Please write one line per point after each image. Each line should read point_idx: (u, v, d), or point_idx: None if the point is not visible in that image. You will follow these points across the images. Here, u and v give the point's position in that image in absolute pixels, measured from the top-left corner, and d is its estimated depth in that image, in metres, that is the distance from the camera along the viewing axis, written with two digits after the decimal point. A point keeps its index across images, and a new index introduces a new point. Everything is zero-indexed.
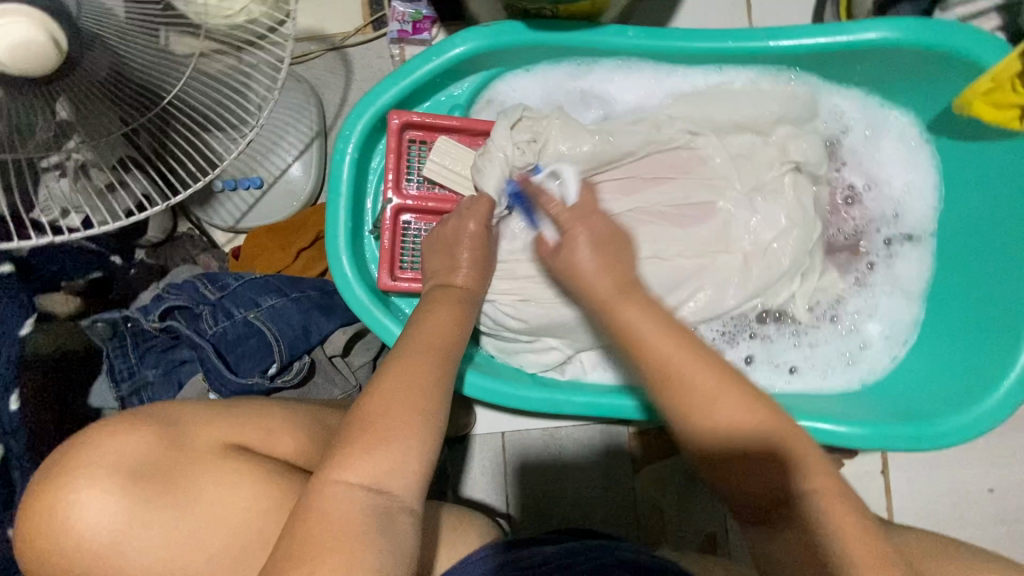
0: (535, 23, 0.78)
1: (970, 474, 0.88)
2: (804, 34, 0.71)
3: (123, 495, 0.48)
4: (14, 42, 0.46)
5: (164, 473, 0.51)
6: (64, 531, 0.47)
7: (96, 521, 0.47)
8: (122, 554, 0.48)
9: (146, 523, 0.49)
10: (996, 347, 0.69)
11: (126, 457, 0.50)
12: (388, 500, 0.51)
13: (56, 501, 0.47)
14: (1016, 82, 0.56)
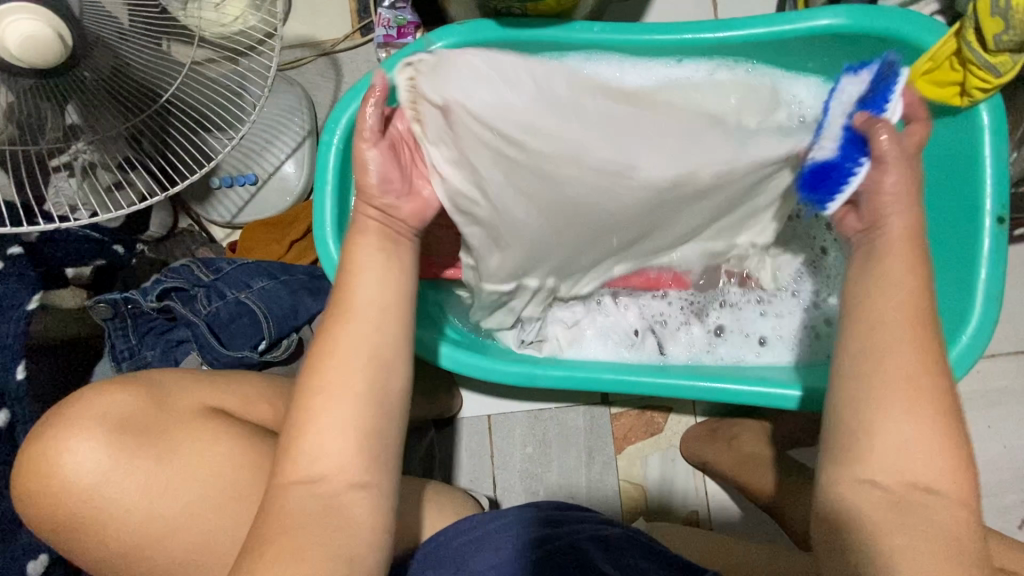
0: (507, 22, 0.76)
1: None
2: (756, 24, 0.73)
3: (107, 445, 0.53)
4: (25, 35, 0.50)
5: (146, 429, 0.55)
6: (56, 474, 0.52)
7: (83, 467, 0.53)
8: (102, 498, 0.53)
9: (124, 478, 0.53)
10: (945, 309, 0.70)
11: (111, 414, 0.54)
12: (358, 476, 0.50)
13: (51, 449, 0.53)
14: (952, 61, 0.64)
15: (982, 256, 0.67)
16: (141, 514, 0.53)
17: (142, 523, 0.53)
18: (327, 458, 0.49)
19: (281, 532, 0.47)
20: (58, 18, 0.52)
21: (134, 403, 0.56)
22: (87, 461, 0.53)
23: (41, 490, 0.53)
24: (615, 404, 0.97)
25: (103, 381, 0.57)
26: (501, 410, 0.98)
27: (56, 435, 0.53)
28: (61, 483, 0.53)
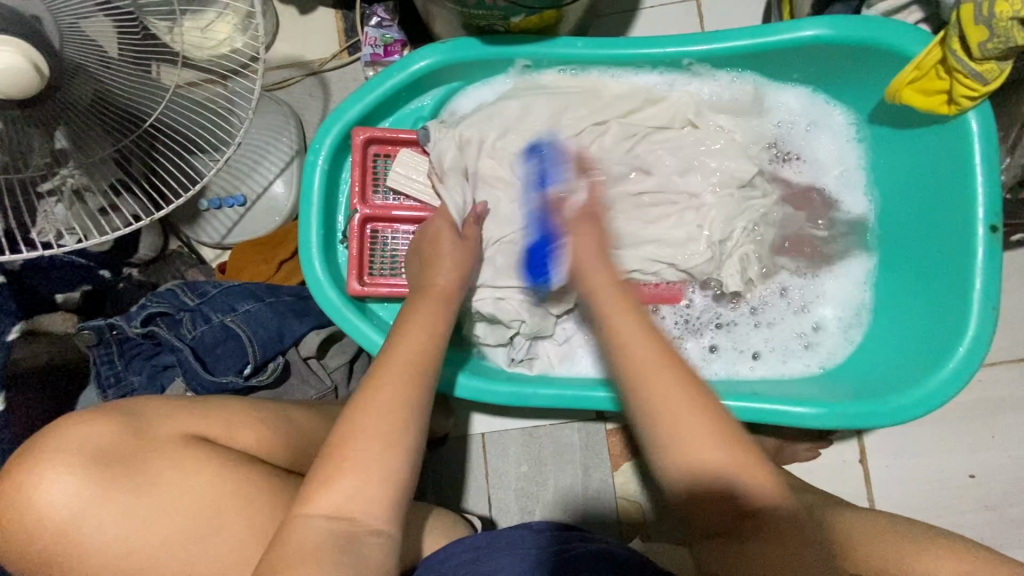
0: (489, 39, 0.76)
1: (951, 460, 0.91)
2: (740, 36, 0.72)
3: (84, 482, 0.51)
4: (2, 68, 0.50)
5: (126, 461, 0.53)
6: (25, 510, 0.49)
7: (61, 505, 0.50)
8: (84, 537, 0.50)
9: (101, 511, 0.51)
10: (939, 320, 0.69)
11: (88, 446, 0.52)
12: (345, 514, 0.49)
13: (24, 489, 0.50)
14: (937, 70, 0.64)
15: (976, 266, 0.66)
16: (118, 548, 0.51)
17: (121, 557, 0.51)
18: (317, 514, 0.49)
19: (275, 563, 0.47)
20: (32, 49, 0.52)
21: (114, 433, 0.53)
22: (61, 496, 0.50)
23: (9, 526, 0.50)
24: (610, 420, 0.95)
25: (77, 411, 0.54)
26: (494, 429, 0.96)
27: (29, 468, 0.50)
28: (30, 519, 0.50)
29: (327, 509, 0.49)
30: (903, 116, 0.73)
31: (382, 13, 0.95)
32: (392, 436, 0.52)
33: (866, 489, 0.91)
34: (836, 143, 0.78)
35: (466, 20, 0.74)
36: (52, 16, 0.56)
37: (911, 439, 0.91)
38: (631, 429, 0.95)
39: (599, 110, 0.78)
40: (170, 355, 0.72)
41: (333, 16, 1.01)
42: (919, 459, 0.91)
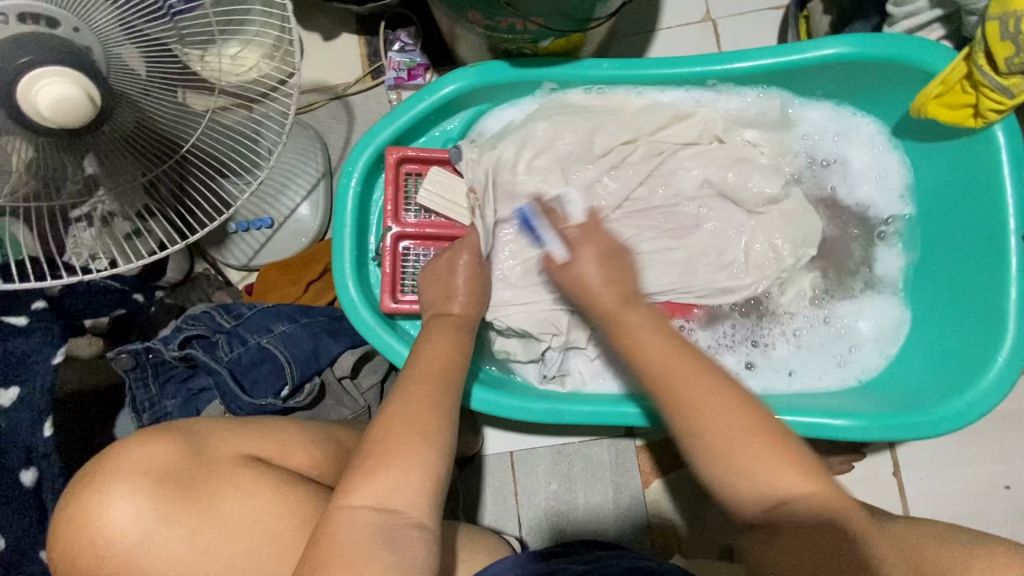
0: (518, 61, 0.78)
1: (985, 470, 0.90)
2: (765, 55, 0.74)
3: (149, 501, 0.50)
4: (56, 98, 0.51)
5: (188, 480, 0.52)
6: (93, 534, 0.48)
7: (125, 524, 0.49)
8: (144, 558, 0.49)
9: (168, 536, 0.50)
10: (975, 328, 0.69)
11: (152, 468, 0.51)
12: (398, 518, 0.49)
13: (90, 505, 0.49)
14: (963, 84, 0.65)
15: (1011, 273, 0.66)
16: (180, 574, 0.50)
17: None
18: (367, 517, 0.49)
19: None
20: (88, 80, 0.53)
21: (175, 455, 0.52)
22: (123, 522, 0.49)
23: (77, 550, 0.49)
24: (640, 435, 0.94)
25: (138, 432, 0.53)
26: (523, 447, 0.96)
27: (93, 490, 0.49)
28: (98, 545, 0.49)
29: (371, 505, 0.49)
30: (927, 127, 0.74)
31: (405, 37, 0.98)
32: (434, 452, 0.53)
33: (899, 501, 0.91)
34: (862, 155, 0.79)
35: (495, 44, 0.76)
36: (99, 44, 0.56)
37: (943, 449, 0.91)
38: (660, 445, 0.95)
39: (626, 129, 0.80)
40: (206, 377, 0.73)
41: (356, 41, 1.03)
42: (954, 470, 0.90)
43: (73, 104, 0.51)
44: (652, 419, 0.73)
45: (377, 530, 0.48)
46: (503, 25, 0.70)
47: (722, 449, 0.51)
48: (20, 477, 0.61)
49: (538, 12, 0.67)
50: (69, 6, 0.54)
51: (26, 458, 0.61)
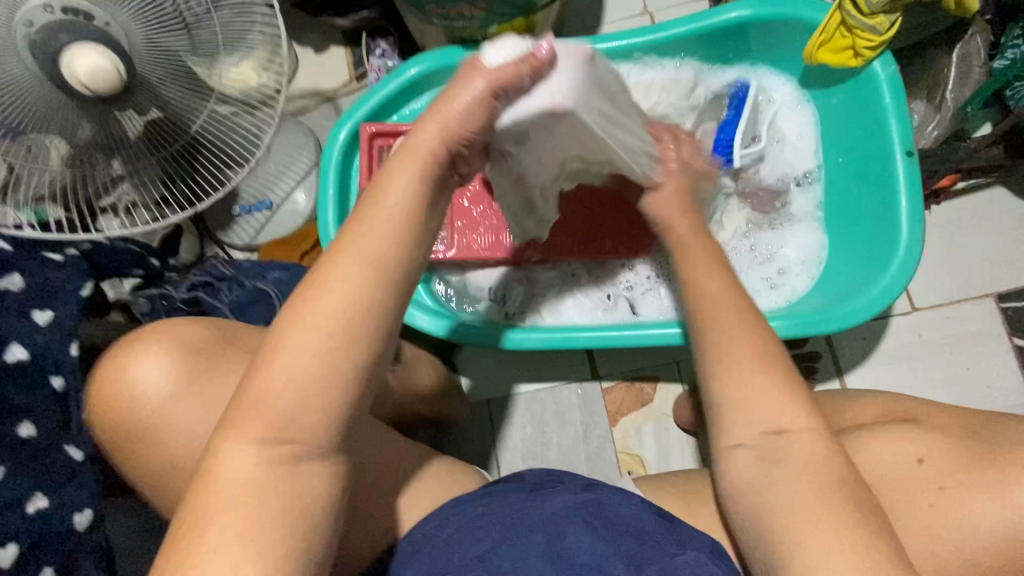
0: (471, 46, 0.92)
1: (932, 394, 0.96)
2: (681, 23, 0.85)
3: (175, 366, 0.60)
4: (92, 68, 0.65)
5: (209, 357, 0.62)
6: (130, 388, 0.60)
7: (154, 383, 0.60)
8: (167, 411, 0.60)
9: (186, 398, 0.60)
10: (882, 238, 0.77)
11: (180, 345, 0.61)
12: (298, 448, 0.44)
13: (130, 366, 0.60)
14: (841, 30, 0.77)
15: (899, 185, 0.75)
16: (189, 433, 0.60)
17: (189, 444, 0.60)
18: (253, 442, 0.43)
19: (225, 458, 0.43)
20: (115, 56, 0.67)
21: (204, 333, 0.63)
22: (152, 378, 0.60)
23: (110, 407, 0.61)
24: (605, 378, 1.02)
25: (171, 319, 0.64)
26: (498, 396, 1.03)
27: (131, 350, 0.60)
28: (130, 401, 0.60)
29: (267, 431, 0.43)
30: (825, 75, 0.85)
31: (385, 45, 1.14)
32: (342, 358, 0.44)
33: None
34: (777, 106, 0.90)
35: (451, 32, 0.90)
36: (126, 38, 0.70)
37: (888, 376, 0.97)
38: (625, 387, 1.02)
39: None
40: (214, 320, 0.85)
41: (344, 52, 1.19)
42: (902, 396, 0.96)
43: (104, 72, 0.65)
44: (600, 341, 0.83)
45: (272, 464, 0.43)
46: (453, 13, 0.85)
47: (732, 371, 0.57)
48: (51, 381, 0.67)
49: None
50: (101, 6, 0.68)
51: (57, 366, 0.67)
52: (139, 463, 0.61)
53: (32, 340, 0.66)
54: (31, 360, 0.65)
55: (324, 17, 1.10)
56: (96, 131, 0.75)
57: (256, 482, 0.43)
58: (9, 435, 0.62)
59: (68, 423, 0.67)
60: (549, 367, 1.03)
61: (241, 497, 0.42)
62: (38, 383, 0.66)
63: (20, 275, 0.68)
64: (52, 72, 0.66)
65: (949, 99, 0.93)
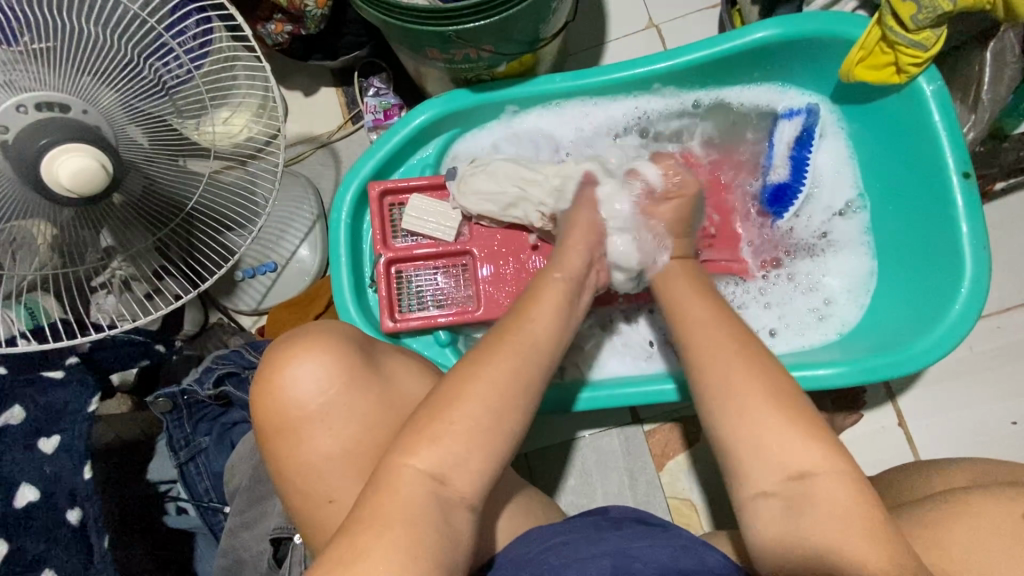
0: (478, 87, 0.85)
1: (989, 410, 0.92)
2: (702, 47, 0.80)
3: (332, 367, 0.56)
4: (76, 171, 0.58)
5: (367, 359, 0.58)
6: (285, 390, 0.55)
7: (310, 382, 0.55)
8: (316, 417, 0.56)
9: (349, 401, 0.56)
10: (941, 267, 0.73)
11: (335, 345, 0.57)
12: (445, 513, 0.50)
13: (284, 366, 0.56)
14: (881, 45, 0.71)
15: (958, 212, 0.71)
16: (342, 442, 0.56)
17: (338, 454, 0.55)
18: (415, 489, 0.50)
19: (379, 535, 0.48)
20: (98, 151, 0.60)
21: (356, 336, 0.59)
22: (311, 382, 0.55)
23: (264, 409, 0.56)
24: (647, 421, 0.97)
25: (317, 320, 0.61)
26: (536, 448, 0.98)
27: (288, 352, 0.56)
28: (283, 404, 0.56)
29: (418, 488, 0.50)
30: (861, 92, 0.80)
31: (378, 83, 1.06)
32: (489, 439, 0.53)
33: (912, 454, 0.92)
34: (819, 126, 0.85)
35: (456, 74, 0.84)
36: (107, 123, 0.64)
37: (942, 395, 0.93)
38: (669, 428, 0.97)
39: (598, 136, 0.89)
40: (241, 412, 0.82)
41: (334, 93, 1.12)
42: (957, 414, 0.92)
43: (89, 174, 0.59)
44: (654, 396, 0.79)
45: (419, 528, 0.49)
46: (458, 57, 0.77)
47: (775, 467, 0.52)
48: (67, 516, 0.61)
49: (488, 39, 0.74)
50: (75, 92, 0.61)
51: (72, 498, 0.61)
52: (278, 468, 0.57)
53: (40, 474, 0.61)
54: (45, 499, 0.60)
55: (311, 60, 1.02)
56: (81, 215, 0.67)
57: (406, 547, 0.47)
58: None
59: (91, 555, 0.61)
60: (587, 414, 0.98)
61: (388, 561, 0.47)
62: (53, 522, 0.60)
63: (21, 406, 0.62)
64: (32, 179, 0.59)
65: (986, 99, 0.85)
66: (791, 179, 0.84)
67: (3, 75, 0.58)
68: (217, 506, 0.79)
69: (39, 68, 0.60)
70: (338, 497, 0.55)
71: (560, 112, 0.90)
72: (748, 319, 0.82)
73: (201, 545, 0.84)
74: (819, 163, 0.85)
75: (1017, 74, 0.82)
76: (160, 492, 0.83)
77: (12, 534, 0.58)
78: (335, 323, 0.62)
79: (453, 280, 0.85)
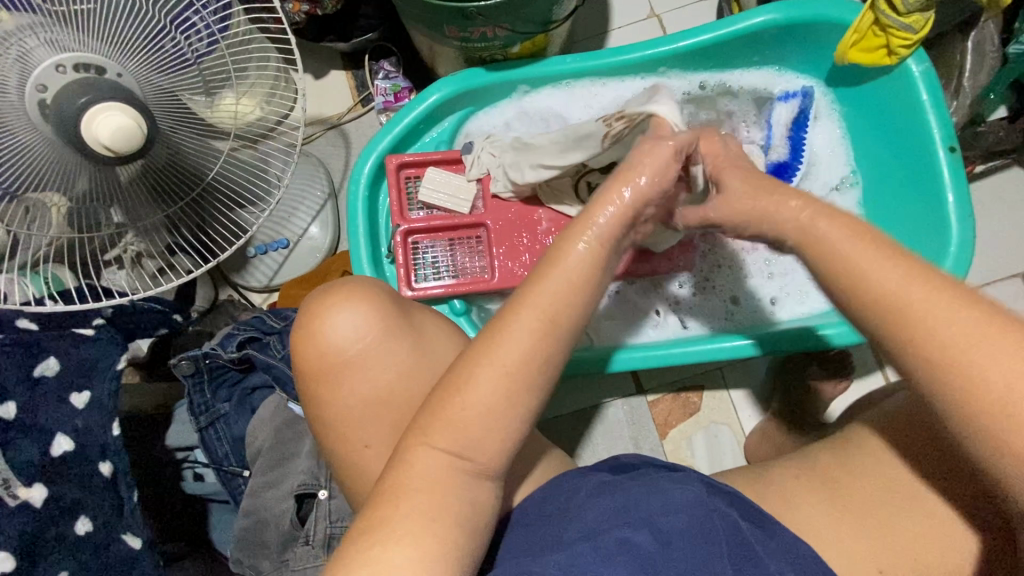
0: (492, 66, 0.89)
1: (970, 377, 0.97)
2: (705, 31, 0.85)
3: (370, 316, 0.58)
4: (116, 128, 0.60)
5: (404, 311, 0.61)
6: (323, 340, 0.58)
7: (349, 331, 0.58)
8: (353, 365, 0.58)
9: (385, 349, 0.59)
10: (928, 237, 0.78)
11: (370, 296, 0.60)
12: (478, 460, 0.52)
13: (322, 317, 0.58)
14: (874, 29, 0.76)
15: (944, 183, 0.77)
16: (377, 389, 0.58)
17: (372, 401, 0.58)
18: (446, 445, 0.51)
19: (415, 473, 0.50)
20: (135, 111, 0.62)
21: (388, 290, 0.62)
22: (351, 329, 0.58)
23: (304, 356, 0.59)
24: (650, 391, 1.01)
25: (352, 275, 0.63)
26: (544, 419, 1.00)
27: (326, 303, 0.59)
28: (323, 350, 0.58)
29: (451, 439, 0.51)
30: (854, 74, 0.85)
31: (388, 66, 1.09)
32: None
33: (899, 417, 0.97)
34: (814, 108, 0.91)
35: (471, 53, 0.86)
36: (139, 88, 0.66)
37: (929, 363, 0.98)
38: (671, 397, 1.01)
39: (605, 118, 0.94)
40: (260, 376, 0.85)
41: (344, 76, 1.14)
42: None
43: (128, 134, 0.60)
44: (698, 353, 0.82)
45: (453, 468, 0.51)
46: (476, 36, 0.80)
47: None
48: (99, 468, 0.62)
49: (504, 18, 0.77)
50: (109, 55, 0.63)
51: (103, 451, 0.63)
52: (318, 413, 0.60)
53: (74, 427, 0.61)
54: (79, 450, 0.61)
55: (324, 42, 1.05)
56: (94, 186, 0.68)
57: (441, 483, 0.50)
58: (67, 536, 0.58)
59: (121, 508, 0.63)
60: (593, 386, 1.01)
61: (421, 496, 0.50)
62: (86, 472, 0.61)
63: (56, 357, 0.63)
64: (70, 137, 0.61)
65: (966, 87, 0.91)
66: (789, 158, 0.89)
67: (45, 35, 0.60)
68: (237, 470, 0.81)
69: (77, 31, 0.62)
70: (373, 442, 0.59)
71: (569, 93, 0.94)
72: (751, 287, 0.91)
73: (217, 512, 0.86)
74: (815, 142, 0.90)
75: (996, 64, 0.88)
76: (177, 459, 0.84)
77: (49, 478, 0.58)
78: (364, 277, 0.63)
79: (466, 253, 0.88)
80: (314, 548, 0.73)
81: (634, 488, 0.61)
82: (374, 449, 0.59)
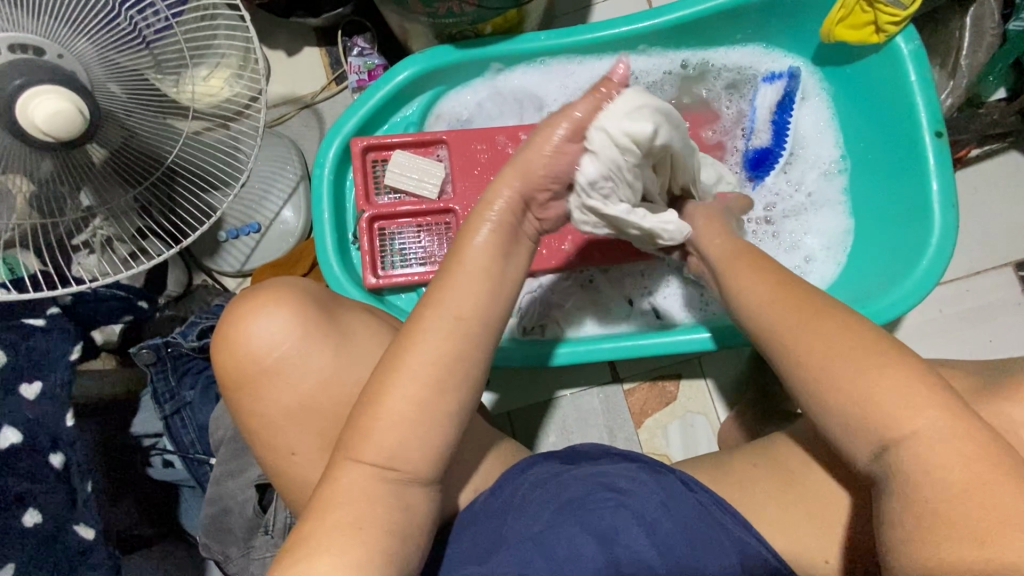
0: (461, 44, 0.85)
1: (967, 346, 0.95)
2: (684, 7, 0.81)
3: (296, 321, 0.57)
4: (55, 111, 0.57)
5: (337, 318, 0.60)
6: (248, 348, 0.57)
7: (274, 337, 0.57)
8: (286, 368, 0.57)
9: (313, 351, 0.57)
10: (911, 227, 0.76)
11: (295, 298, 0.58)
12: (419, 458, 0.50)
13: (242, 326, 0.57)
14: (861, 6, 0.75)
15: (930, 170, 0.75)
16: (327, 376, 0.58)
17: (303, 402, 0.58)
18: (382, 450, 0.49)
19: (346, 474, 0.49)
20: (75, 96, 0.59)
21: (316, 294, 0.61)
22: (271, 334, 0.57)
23: (230, 362, 0.57)
24: (626, 379, 1.00)
25: (266, 281, 0.61)
26: (518, 406, 0.99)
27: (250, 308, 0.57)
28: (252, 351, 0.57)
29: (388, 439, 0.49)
30: (842, 54, 0.83)
31: (362, 43, 1.05)
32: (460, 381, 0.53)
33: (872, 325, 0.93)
34: (802, 89, 0.87)
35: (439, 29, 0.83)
36: (84, 68, 0.62)
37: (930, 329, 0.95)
38: (647, 384, 1.00)
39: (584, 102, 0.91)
40: None
41: (318, 52, 1.10)
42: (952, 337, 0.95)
43: (66, 117, 0.58)
44: (661, 345, 0.81)
45: (386, 476, 0.49)
46: (442, 11, 0.75)
47: None
48: (51, 459, 0.62)
49: None
50: (51, 36, 0.60)
51: (54, 442, 0.62)
52: (264, 401, 0.58)
53: (24, 418, 0.61)
54: (28, 441, 0.61)
55: (294, 18, 1.01)
56: (62, 169, 0.65)
57: (375, 493, 0.48)
58: (14, 528, 0.58)
59: (76, 499, 0.63)
60: (569, 374, 1.00)
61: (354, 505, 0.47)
62: (37, 464, 0.61)
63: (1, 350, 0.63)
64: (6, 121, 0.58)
65: (963, 66, 0.84)
66: (772, 144, 0.86)
67: None
68: (203, 458, 0.82)
69: (14, 9, 0.58)
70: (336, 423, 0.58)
71: (544, 73, 0.90)
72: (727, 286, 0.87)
73: (187, 497, 0.85)
74: (803, 123, 0.87)
75: (996, 41, 0.82)
76: (146, 446, 0.83)
77: None
78: (288, 280, 0.61)
79: (435, 239, 0.85)
80: (273, 538, 0.74)
81: (585, 479, 0.59)
82: (315, 443, 0.58)
